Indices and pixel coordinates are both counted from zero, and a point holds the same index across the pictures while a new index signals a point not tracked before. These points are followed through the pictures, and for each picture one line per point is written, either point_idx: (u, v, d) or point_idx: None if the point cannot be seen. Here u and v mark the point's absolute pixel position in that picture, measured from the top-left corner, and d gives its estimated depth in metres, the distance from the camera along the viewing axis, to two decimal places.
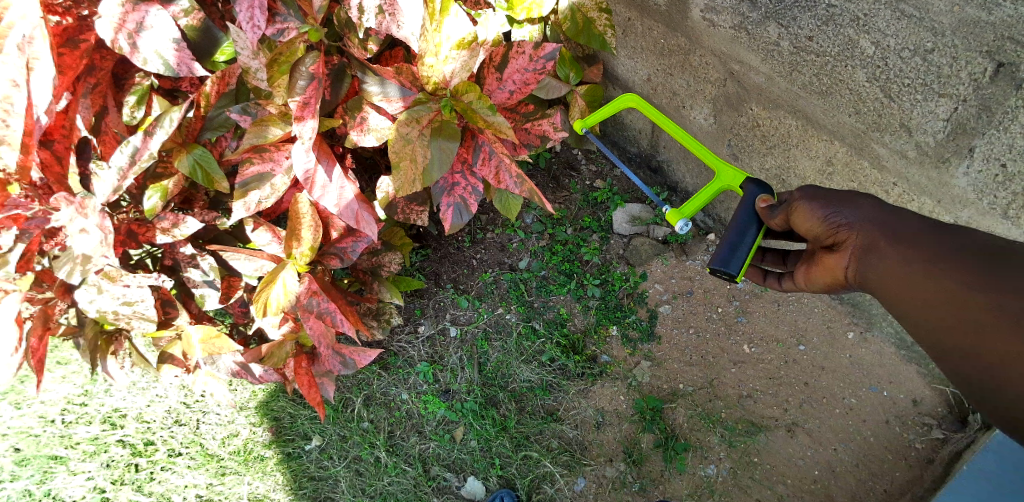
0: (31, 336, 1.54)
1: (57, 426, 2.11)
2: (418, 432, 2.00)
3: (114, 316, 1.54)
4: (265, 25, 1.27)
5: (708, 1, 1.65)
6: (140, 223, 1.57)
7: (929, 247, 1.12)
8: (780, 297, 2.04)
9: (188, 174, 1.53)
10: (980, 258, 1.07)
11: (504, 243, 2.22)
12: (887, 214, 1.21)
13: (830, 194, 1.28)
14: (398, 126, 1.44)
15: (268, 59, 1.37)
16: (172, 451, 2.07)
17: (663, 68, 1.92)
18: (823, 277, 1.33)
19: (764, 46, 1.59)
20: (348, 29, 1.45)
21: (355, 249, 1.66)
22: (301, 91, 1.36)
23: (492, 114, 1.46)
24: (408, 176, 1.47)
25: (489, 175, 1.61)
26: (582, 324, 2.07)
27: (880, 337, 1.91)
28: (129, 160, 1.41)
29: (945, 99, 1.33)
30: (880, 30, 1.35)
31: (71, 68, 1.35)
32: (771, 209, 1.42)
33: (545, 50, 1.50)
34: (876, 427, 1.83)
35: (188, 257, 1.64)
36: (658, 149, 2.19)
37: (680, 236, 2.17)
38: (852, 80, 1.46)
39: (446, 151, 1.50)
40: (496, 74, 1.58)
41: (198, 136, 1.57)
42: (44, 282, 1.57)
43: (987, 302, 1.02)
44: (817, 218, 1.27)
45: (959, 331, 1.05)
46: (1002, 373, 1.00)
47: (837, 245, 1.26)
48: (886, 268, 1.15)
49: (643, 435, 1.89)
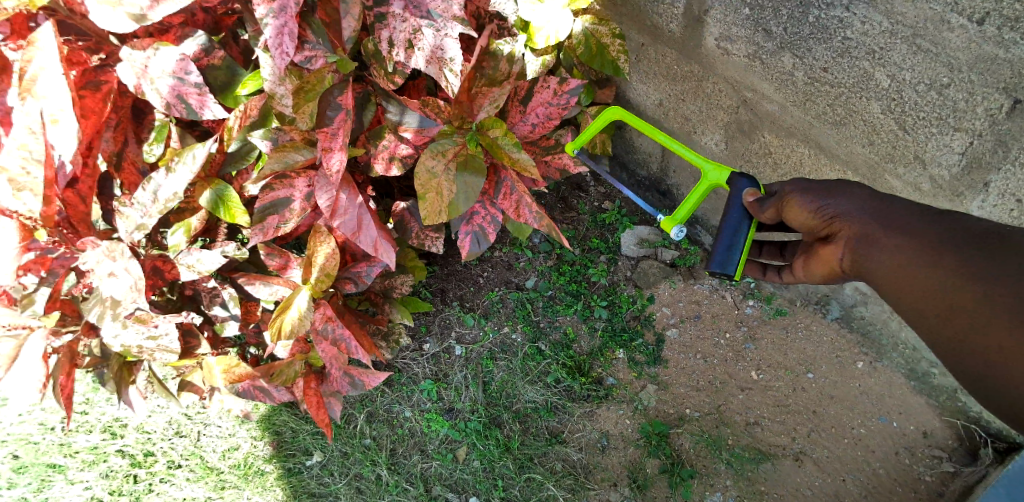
0: (59, 373, 1.55)
1: (57, 433, 2.10)
2: (421, 451, 1.99)
3: (138, 351, 1.54)
4: (293, 52, 1.27)
5: (722, 29, 1.65)
6: (163, 259, 1.59)
7: (926, 238, 1.12)
8: (788, 324, 2.03)
9: (210, 208, 1.52)
10: (978, 248, 1.07)
11: (511, 262, 2.21)
12: (882, 204, 1.21)
13: (825, 185, 1.28)
14: (425, 158, 1.45)
15: (295, 86, 1.36)
16: (172, 463, 2.05)
17: (675, 94, 1.93)
18: (820, 269, 1.33)
19: (778, 75, 1.59)
20: (376, 60, 1.43)
21: (370, 273, 1.66)
22: (330, 121, 1.40)
23: (517, 151, 1.50)
24: (434, 208, 1.48)
25: (511, 208, 1.61)
26: (588, 346, 2.06)
27: (890, 367, 1.90)
28: (152, 197, 1.43)
29: (960, 133, 1.34)
30: (895, 63, 1.35)
31: (94, 112, 1.39)
32: (760, 202, 1.39)
33: (569, 85, 1.55)
34: (885, 458, 1.82)
35: (211, 291, 1.66)
36: (668, 173, 2.19)
37: (688, 258, 2.18)
38: (866, 111, 1.46)
39: (471, 185, 1.51)
40: (519, 107, 1.61)
41: (219, 173, 1.56)
42: (67, 314, 1.59)
43: (986, 293, 1.02)
44: (811, 210, 1.27)
45: (958, 322, 1.05)
46: (1004, 368, 0.99)
47: (833, 237, 1.26)
48: (883, 260, 1.15)
49: (648, 460, 1.88)
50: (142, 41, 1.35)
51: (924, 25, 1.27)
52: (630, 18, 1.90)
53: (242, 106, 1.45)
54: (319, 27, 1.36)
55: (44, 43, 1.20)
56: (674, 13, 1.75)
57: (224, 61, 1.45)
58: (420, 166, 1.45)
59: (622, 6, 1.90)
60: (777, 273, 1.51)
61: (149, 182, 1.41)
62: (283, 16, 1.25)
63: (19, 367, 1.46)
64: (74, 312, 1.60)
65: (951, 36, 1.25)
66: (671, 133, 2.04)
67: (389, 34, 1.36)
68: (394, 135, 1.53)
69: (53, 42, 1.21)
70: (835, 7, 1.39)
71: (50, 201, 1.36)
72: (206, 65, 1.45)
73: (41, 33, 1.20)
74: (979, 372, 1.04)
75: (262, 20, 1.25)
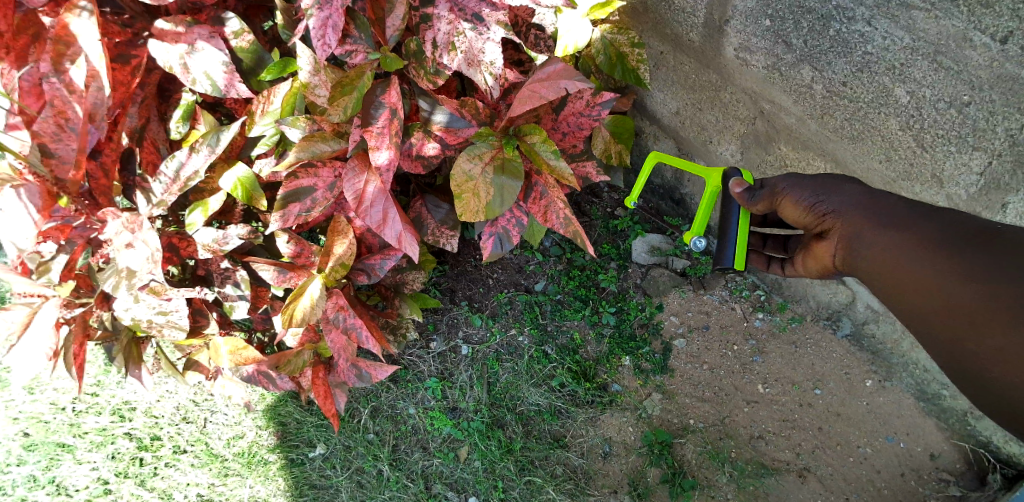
0: (72, 343, 1.54)
1: (67, 413, 2.13)
2: (423, 448, 2.00)
3: (147, 324, 1.52)
4: (335, 45, 1.28)
5: (742, 40, 1.64)
6: (181, 237, 1.60)
7: (920, 234, 1.08)
8: (798, 339, 2.01)
9: (230, 188, 1.53)
10: (973, 245, 1.02)
11: (521, 265, 2.20)
12: (874, 199, 1.18)
13: (819, 182, 1.27)
14: (461, 160, 1.43)
15: (334, 79, 1.38)
16: (178, 448, 2.08)
17: (692, 103, 1.93)
18: (816, 264, 1.34)
19: (797, 88, 1.59)
20: (416, 60, 1.45)
21: (383, 266, 1.66)
22: (372, 119, 1.38)
23: (555, 159, 1.47)
24: (471, 208, 1.45)
25: (538, 213, 1.59)
26: (594, 352, 2.05)
27: (900, 387, 1.88)
28: (173, 175, 1.44)
29: (979, 152, 1.32)
30: (915, 80, 1.34)
31: (123, 84, 1.38)
32: (751, 192, 1.39)
33: (603, 98, 1.57)
34: (890, 479, 1.81)
35: (223, 271, 1.66)
36: (683, 182, 2.19)
37: (700, 268, 2.15)
38: (884, 127, 1.45)
39: (507, 189, 1.46)
40: (552, 114, 1.62)
41: (240, 154, 1.59)
42: (82, 287, 1.58)
43: (981, 291, 0.98)
44: (804, 207, 1.27)
45: (954, 321, 1.01)
46: (1005, 370, 0.95)
47: (827, 233, 1.26)
48: (873, 255, 1.13)
49: (650, 468, 1.88)
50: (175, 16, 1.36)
51: (946, 43, 1.25)
52: (652, 25, 1.90)
53: (267, 92, 1.49)
54: (364, 24, 1.40)
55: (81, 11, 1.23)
56: (695, 22, 1.74)
57: (252, 45, 1.45)
58: (455, 168, 1.42)
59: (643, 14, 1.89)
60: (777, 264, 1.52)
61: (172, 159, 1.42)
62: (328, 9, 1.26)
63: (31, 334, 1.47)
64: (88, 285, 1.59)
65: (972, 54, 1.23)
66: (688, 142, 2.03)
67: (434, 36, 1.36)
68: (423, 132, 1.52)
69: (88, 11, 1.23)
70: (856, 21, 1.37)
71: (78, 167, 1.34)
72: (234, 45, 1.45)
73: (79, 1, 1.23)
74: (977, 374, 1.00)
75: (307, 11, 1.26)
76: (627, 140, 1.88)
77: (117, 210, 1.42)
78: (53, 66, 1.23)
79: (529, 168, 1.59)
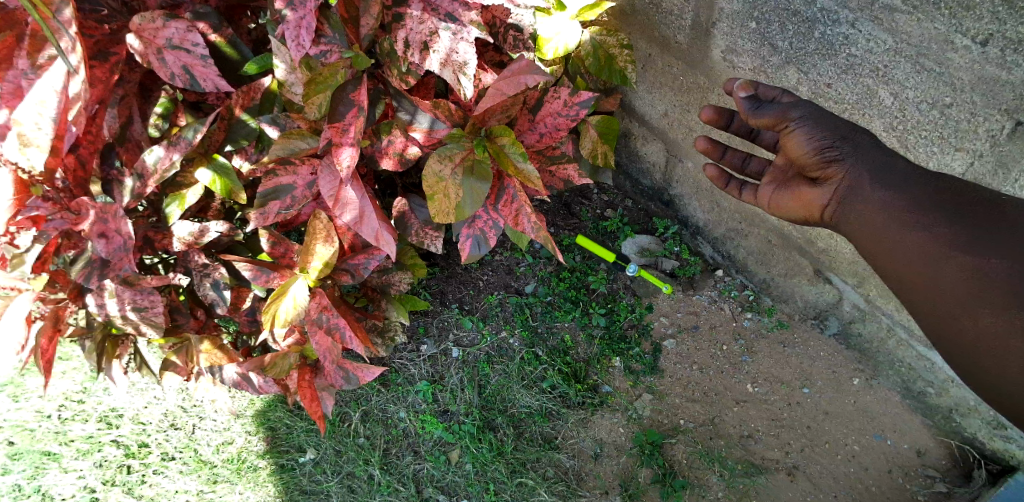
0: (42, 337, 1.51)
1: (53, 421, 2.11)
2: (414, 452, 1.99)
3: (123, 321, 1.50)
4: (310, 46, 1.25)
5: (729, 42, 1.66)
6: (158, 231, 1.56)
7: (921, 200, 1.09)
8: (786, 339, 2.03)
9: (208, 182, 1.52)
10: (970, 217, 1.05)
11: (512, 266, 2.23)
12: (880, 155, 1.16)
13: (828, 123, 1.20)
14: (431, 161, 1.41)
15: (307, 78, 1.34)
16: (166, 455, 2.06)
17: (680, 105, 1.94)
18: (793, 207, 1.28)
19: (783, 90, 1.60)
20: (391, 59, 1.41)
21: (367, 266, 1.66)
22: (341, 116, 1.38)
23: (523, 161, 1.45)
24: (443, 209, 1.44)
25: (509, 217, 1.56)
26: (585, 354, 2.06)
27: (886, 385, 1.92)
28: (152, 168, 1.41)
29: (962, 153, 1.34)
30: (899, 82, 1.36)
31: (101, 82, 1.34)
32: (756, 104, 1.28)
33: (581, 97, 1.54)
34: (878, 476, 1.81)
35: (202, 266, 1.57)
36: (671, 183, 2.21)
37: (688, 269, 2.19)
38: (868, 129, 1.47)
39: (477, 191, 1.45)
40: (528, 116, 1.61)
41: (221, 148, 1.53)
42: (58, 283, 1.51)
43: (971, 267, 1.00)
44: (810, 147, 1.19)
45: (940, 295, 1.04)
46: (984, 352, 0.99)
47: (824, 181, 1.20)
48: (869, 216, 1.12)
49: (641, 469, 1.87)
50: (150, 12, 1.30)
51: (929, 45, 1.27)
52: (639, 27, 1.92)
53: (246, 87, 1.48)
54: (337, 22, 1.34)
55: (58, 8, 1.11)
56: (682, 24, 1.76)
57: (229, 38, 1.46)
58: (426, 168, 1.41)
59: (631, 17, 1.91)
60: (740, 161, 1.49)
61: (149, 153, 1.40)
62: (302, 9, 1.23)
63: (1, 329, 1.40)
64: (65, 281, 1.51)
65: (954, 56, 1.25)
66: (676, 143, 2.06)
67: (406, 35, 1.35)
68: (400, 132, 1.52)
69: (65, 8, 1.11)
70: (840, 24, 1.39)
71: (56, 155, 1.30)
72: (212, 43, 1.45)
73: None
74: (953, 346, 1.04)
75: (282, 12, 1.23)
76: (613, 141, 1.87)
77: (92, 199, 1.38)
78: (30, 59, 1.16)
79: (500, 170, 1.57)
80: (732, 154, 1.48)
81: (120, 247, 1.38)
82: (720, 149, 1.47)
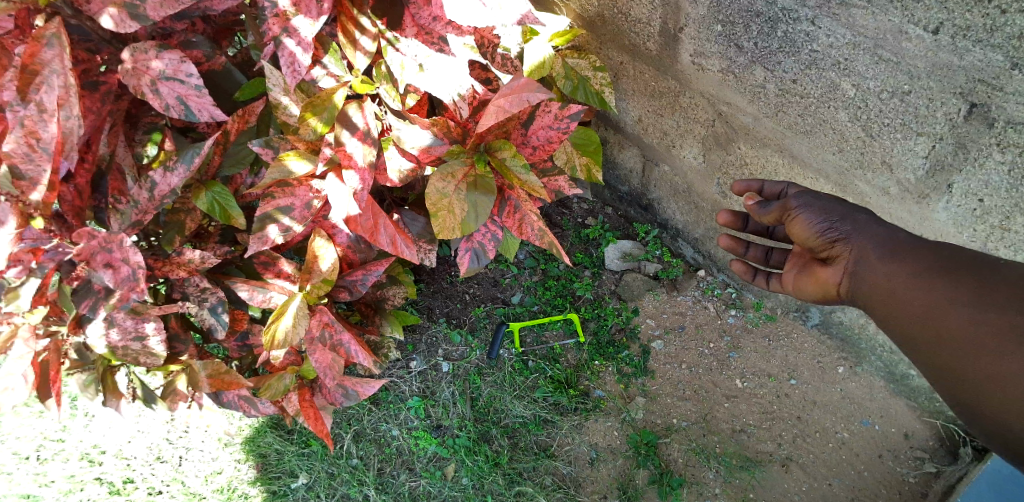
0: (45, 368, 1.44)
1: (31, 463, 2.04)
2: (409, 469, 1.96)
3: (124, 351, 1.45)
4: (306, 71, 1.24)
5: (696, 47, 1.74)
6: (156, 257, 1.50)
7: (922, 265, 1.10)
8: (770, 333, 2.08)
9: (206, 210, 1.49)
10: (970, 272, 1.05)
11: (497, 278, 2.24)
12: (884, 229, 1.18)
13: (829, 207, 1.25)
14: (434, 180, 1.43)
15: (305, 100, 1.33)
16: (152, 489, 2.00)
17: (654, 110, 2.02)
18: (813, 288, 1.28)
19: (751, 88, 1.68)
20: (389, 80, 1.44)
21: (364, 282, 1.67)
22: (348, 140, 1.35)
23: (525, 173, 1.49)
24: (447, 226, 1.44)
25: (514, 226, 1.60)
26: (575, 359, 2.09)
27: (870, 371, 1.95)
28: (149, 196, 1.37)
29: (923, 137, 1.41)
30: (859, 73, 1.43)
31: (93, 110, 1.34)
32: (763, 204, 1.36)
33: (570, 110, 1.53)
34: (869, 461, 1.85)
35: (200, 291, 1.53)
36: (649, 188, 2.26)
37: (671, 271, 2.23)
38: (834, 120, 1.54)
39: (482, 205, 1.47)
40: (520, 130, 1.59)
41: (216, 175, 1.54)
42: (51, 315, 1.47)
43: (977, 318, 0.99)
44: (814, 231, 1.23)
45: (948, 346, 1.02)
46: (996, 392, 0.95)
47: (832, 260, 1.22)
48: (878, 285, 1.13)
49: (638, 471, 1.88)
50: (144, 43, 1.28)
51: (884, 37, 1.34)
52: (609, 37, 1.98)
53: (242, 111, 1.49)
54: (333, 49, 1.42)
55: (47, 42, 1.10)
56: (651, 31, 1.84)
57: (225, 66, 1.49)
58: (429, 186, 1.42)
59: (601, 27, 1.98)
60: (763, 255, 1.56)
61: (145, 179, 1.36)
62: (297, 36, 1.23)
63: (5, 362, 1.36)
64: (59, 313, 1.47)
65: (909, 46, 1.32)
66: (652, 148, 2.12)
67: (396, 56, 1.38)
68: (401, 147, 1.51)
69: (57, 41, 1.11)
70: (801, 22, 1.47)
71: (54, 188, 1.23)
72: (206, 69, 1.47)
73: (47, 30, 1.10)
74: (958, 387, 1.01)
75: (275, 40, 1.23)
76: (592, 153, 1.88)
77: (92, 230, 1.27)
78: (20, 96, 1.10)
79: (501, 182, 1.60)
80: (755, 249, 1.55)
81: (130, 276, 1.30)
82: (743, 244, 1.54)
